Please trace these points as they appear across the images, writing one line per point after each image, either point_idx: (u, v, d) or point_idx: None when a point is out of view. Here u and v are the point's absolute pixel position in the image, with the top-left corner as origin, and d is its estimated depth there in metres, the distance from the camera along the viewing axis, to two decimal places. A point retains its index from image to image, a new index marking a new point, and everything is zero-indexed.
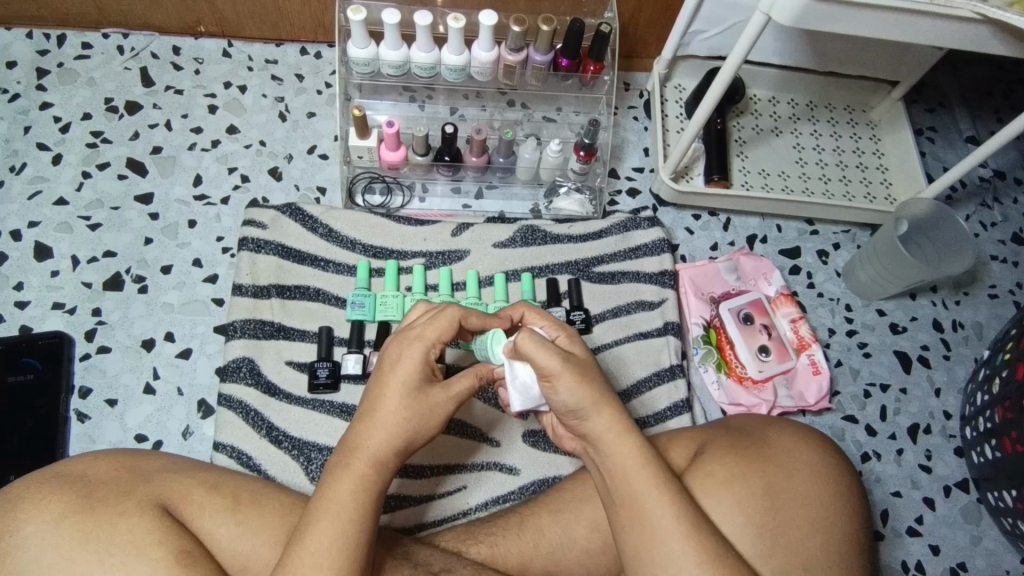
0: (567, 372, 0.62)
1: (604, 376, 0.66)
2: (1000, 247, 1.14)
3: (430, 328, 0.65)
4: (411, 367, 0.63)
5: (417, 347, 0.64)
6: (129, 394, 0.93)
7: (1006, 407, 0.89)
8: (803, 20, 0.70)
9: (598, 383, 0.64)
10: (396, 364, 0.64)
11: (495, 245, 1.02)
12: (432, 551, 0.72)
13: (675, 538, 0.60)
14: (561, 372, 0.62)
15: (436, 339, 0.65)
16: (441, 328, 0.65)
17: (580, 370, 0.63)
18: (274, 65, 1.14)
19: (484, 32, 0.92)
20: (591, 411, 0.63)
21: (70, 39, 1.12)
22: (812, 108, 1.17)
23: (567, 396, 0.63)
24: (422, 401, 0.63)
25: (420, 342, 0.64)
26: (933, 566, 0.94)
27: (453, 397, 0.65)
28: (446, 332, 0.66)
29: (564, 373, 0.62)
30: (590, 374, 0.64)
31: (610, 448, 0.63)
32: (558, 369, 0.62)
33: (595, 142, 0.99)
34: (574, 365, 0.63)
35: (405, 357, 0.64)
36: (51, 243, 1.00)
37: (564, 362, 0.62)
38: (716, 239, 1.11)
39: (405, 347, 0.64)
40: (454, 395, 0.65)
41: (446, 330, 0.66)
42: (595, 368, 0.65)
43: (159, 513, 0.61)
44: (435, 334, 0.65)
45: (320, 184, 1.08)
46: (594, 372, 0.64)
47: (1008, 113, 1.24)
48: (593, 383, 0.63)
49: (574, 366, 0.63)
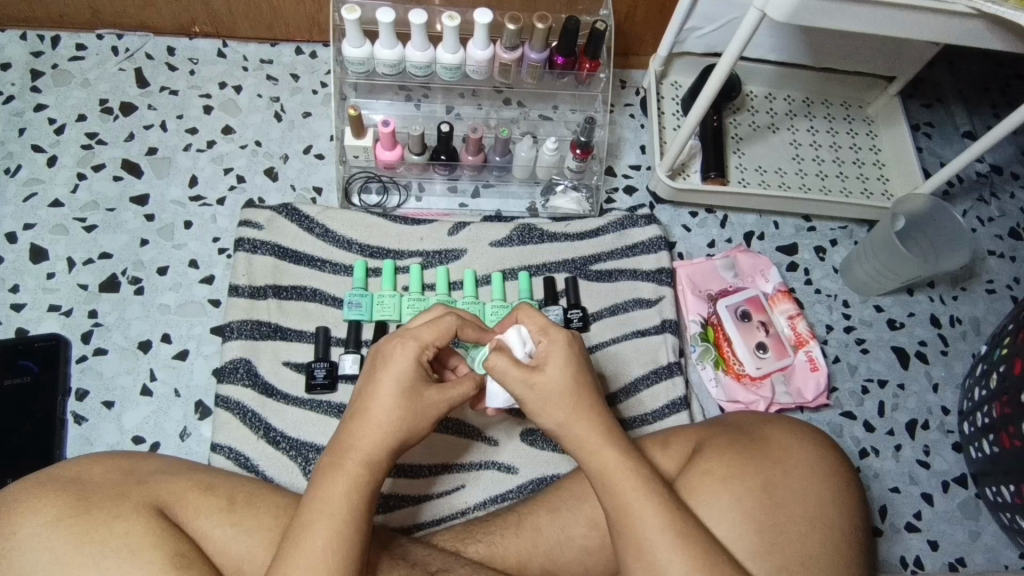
0: (529, 399, 0.64)
1: (585, 392, 0.65)
2: (997, 242, 1.14)
3: (428, 331, 0.65)
4: (405, 368, 0.63)
5: (411, 347, 0.64)
6: (126, 396, 0.93)
7: (1004, 402, 0.89)
8: (799, 15, 0.70)
9: (578, 397, 0.64)
10: (390, 363, 0.64)
11: (492, 244, 1.02)
12: (430, 551, 0.71)
13: (665, 543, 0.59)
14: (528, 400, 0.64)
15: (431, 342, 0.65)
16: (439, 332, 0.66)
17: (543, 398, 0.64)
18: (270, 65, 1.14)
19: (480, 30, 0.91)
20: (563, 432, 0.64)
21: (64, 40, 1.12)
22: (809, 104, 1.17)
23: (539, 421, 0.65)
24: (416, 399, 0.63)
25: (416, 343, 0.64)
26: (931, 561, 0.94)
27: (447, 397, 0.65)
28: (443, 337, 0.66)
29: (529, 399, 0.64)
30: (558, 397, 0.63)
31: (591, 462, 0.63)
32: (523, 396, 0.64)
33: (591, 141, 0.99)
34: (536, 393, 0.63)
35: (398, 355, 0.64)
36: (47, 245, 1.00)
37: (528, 390, 0.64)
38: (713, 237, 1.10)
39: (401, 345, 0.64)
40: (448, 395, 0.65)
41: (442, 334, 0.66)
42: (571, 384, 0.64)
43: (154, 516, 0.60)
44: (431, 337, 0.65)
45: (316, 184, 1.08)
46: (569, 390, 0.64)
47: (1004, 108, 1.24)
48: (570, 400, 0.64)
49: (537, 395, 0.64)
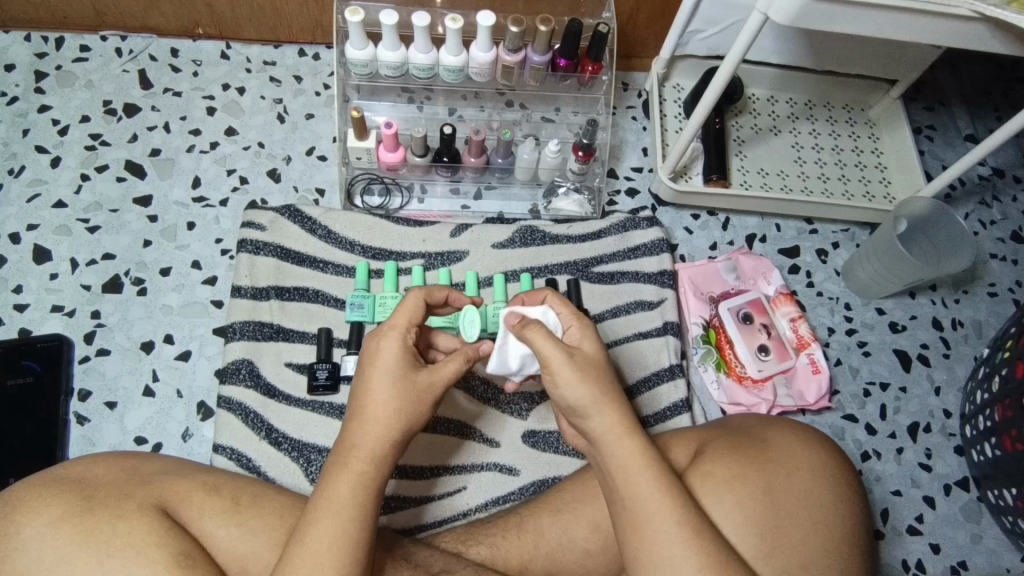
0: (569, 368, 0.64)
1: (612, 374, 0.67)
2: (999, 245, 1.14)
3: (399, 315, 0.66)
4: (394, 359, 0.64)
5: (392, 338, 0.65)
6: (129, 397, 0.93)
7: (1006, 405, 0.89)
8: (801, 19, 0.70)
9: (603, 378, 0.65)
10: (376, 357, 0.64)
11: (494, 246, 1.02)
12: (432, 553, 0.71)
13: (677, 540, 0.59)
14: (563, 367, 0.64)
15: (408, 325, 0.66)
16: (410, 313, 0.66)
17: (584, 365, 0.65)
18: (273, 67, 1.15)
19: (483, 32, 0.91)
20: (594, 407, 0.64)
21: (68, 41, 1.12)
22: (811, 107, 1.17)
23: (570, 392, 0.64)
24: (409, 388, 0.63)
25: (394, 332, 0.65)
26: (933, 565, 0.94)
27: (438, 378, 0.65)
28: (416, 315, 0.67)
29: (568, 368, 0.64)
30: (594, 368, 0.65)
31: (609, 450, 0.63)
32: (563, 363, 0.64)
33: (594, 143, 0.99)
34: (576, 361, 0.65)
35: (382, 347, 0.65)
36: (49, 246, 1.00)
37: (567, 359, 0.64)
38: (715, 239, 1.11)
39: (381, 338, 0.65)
40: (439, 376, 0.65)
41: (414, 313, 0.67)
42: (601, 361, 0.67)
43: (158, 516, 0.61)
44: (406, 321, 0.66)
45: (319, 185, 1.08)
46: (602, 368, 0.66)
47: (1006, 112, 1.24)
48: (597, 378, 0.65)
49: (579, 362, 0.65)
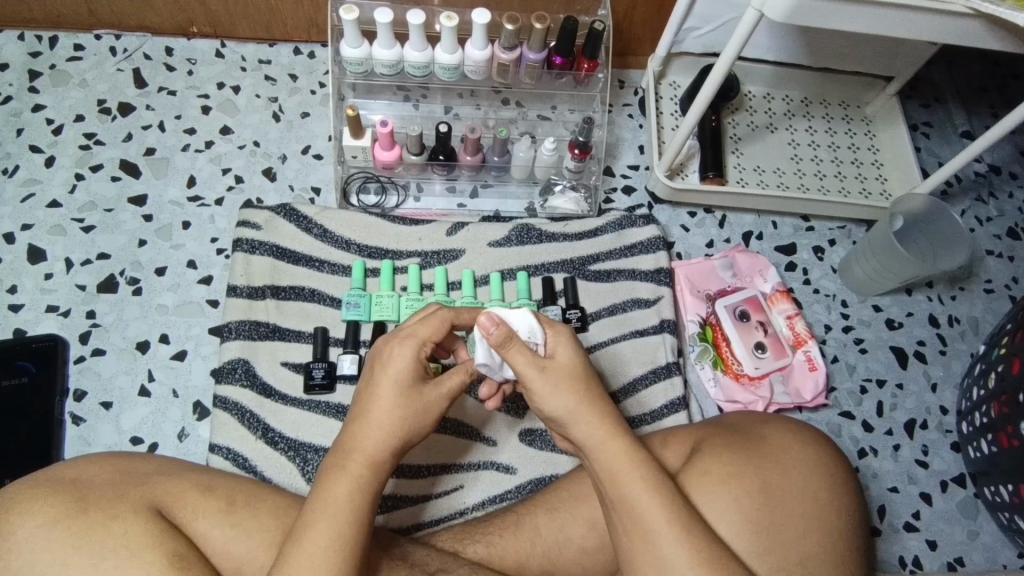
0: (542, 384, 0.64)
1: (591, 380, 0.66)
2: (996, 242, 1.14)
3: (423, 327, 0.65)
4: (399, 366, 0.64)
5: (407, 347, 0.64)
6: (124, 397, 0.93)
7: (1002, 401, 0.89)
8: (794, 16, 0.70)
9: (585, 385, 0.65)
10: (385, 364, 0.64)
11: (491, 244, 1.02)
12: (428, 552, 0.71)
13: (669, 540, 0.59)
14: (536, 382, 0.64)
15: (428, 339, 0.65)
16: (434, 328, 0.66)
17: (557, 379, 0.64)
18: (268, 65, 1.14)
19: (478, 30, 0.91)
20: (575, 418, 0.64)
21: (62, 41, 1.12)
22: (807, 104, 1.17)
23: (549, 407, 0.64)
24: (415, 397, 0.63)
25: (411, 342, 0.64)
26: (930, 561, 0.94)
27: (445, 394, 0.65)
28: (437, 331, 0.66)
29: (541, 385, 0.64)
30: (570, 380, 0.64)
31: (598, 454, 0.63)
32: (534, 379, 0.64)
33: (589, 141, 0.99)
34: (549, 376, 0.64)
35: (392, 357, 0.64)
36: (44, 246, 1.00)
37: (539, 374, 0.64)
38: (711, 236, 1.10)
39: (393, 347, 0.65)
40: (445, 391, 0.65)
41: (437, 329, 0.66)
42: (580, 369, 0.66)
43: (152, 517, 0.60)
44: (428, 333, 0.65)
45: (315, 184, 1.08)
46: (579, 376, 0.65)
47: (1002, 108, 1.24)
48: (575, 388, 0.64)
49: (549, 378, 0.64)
